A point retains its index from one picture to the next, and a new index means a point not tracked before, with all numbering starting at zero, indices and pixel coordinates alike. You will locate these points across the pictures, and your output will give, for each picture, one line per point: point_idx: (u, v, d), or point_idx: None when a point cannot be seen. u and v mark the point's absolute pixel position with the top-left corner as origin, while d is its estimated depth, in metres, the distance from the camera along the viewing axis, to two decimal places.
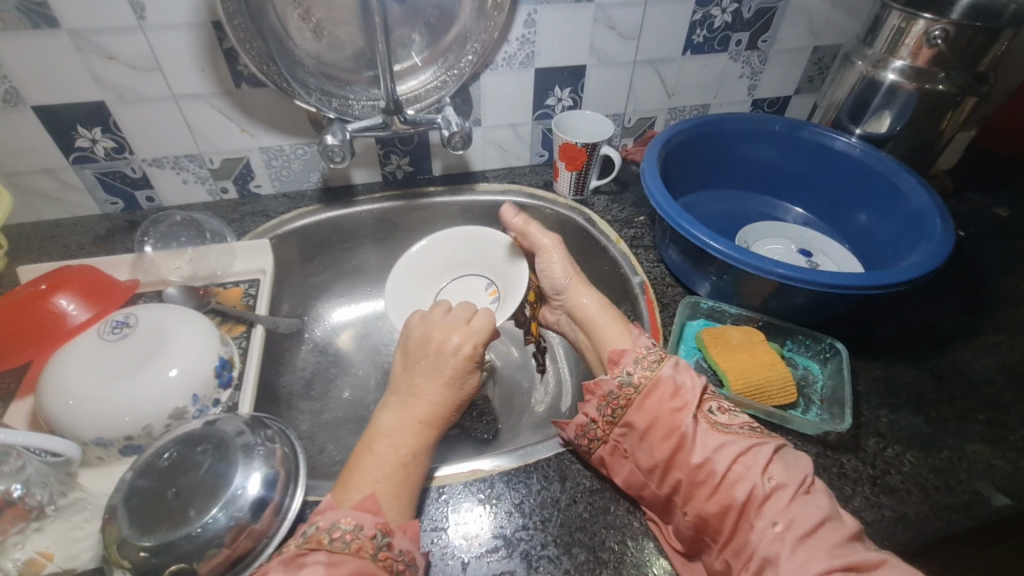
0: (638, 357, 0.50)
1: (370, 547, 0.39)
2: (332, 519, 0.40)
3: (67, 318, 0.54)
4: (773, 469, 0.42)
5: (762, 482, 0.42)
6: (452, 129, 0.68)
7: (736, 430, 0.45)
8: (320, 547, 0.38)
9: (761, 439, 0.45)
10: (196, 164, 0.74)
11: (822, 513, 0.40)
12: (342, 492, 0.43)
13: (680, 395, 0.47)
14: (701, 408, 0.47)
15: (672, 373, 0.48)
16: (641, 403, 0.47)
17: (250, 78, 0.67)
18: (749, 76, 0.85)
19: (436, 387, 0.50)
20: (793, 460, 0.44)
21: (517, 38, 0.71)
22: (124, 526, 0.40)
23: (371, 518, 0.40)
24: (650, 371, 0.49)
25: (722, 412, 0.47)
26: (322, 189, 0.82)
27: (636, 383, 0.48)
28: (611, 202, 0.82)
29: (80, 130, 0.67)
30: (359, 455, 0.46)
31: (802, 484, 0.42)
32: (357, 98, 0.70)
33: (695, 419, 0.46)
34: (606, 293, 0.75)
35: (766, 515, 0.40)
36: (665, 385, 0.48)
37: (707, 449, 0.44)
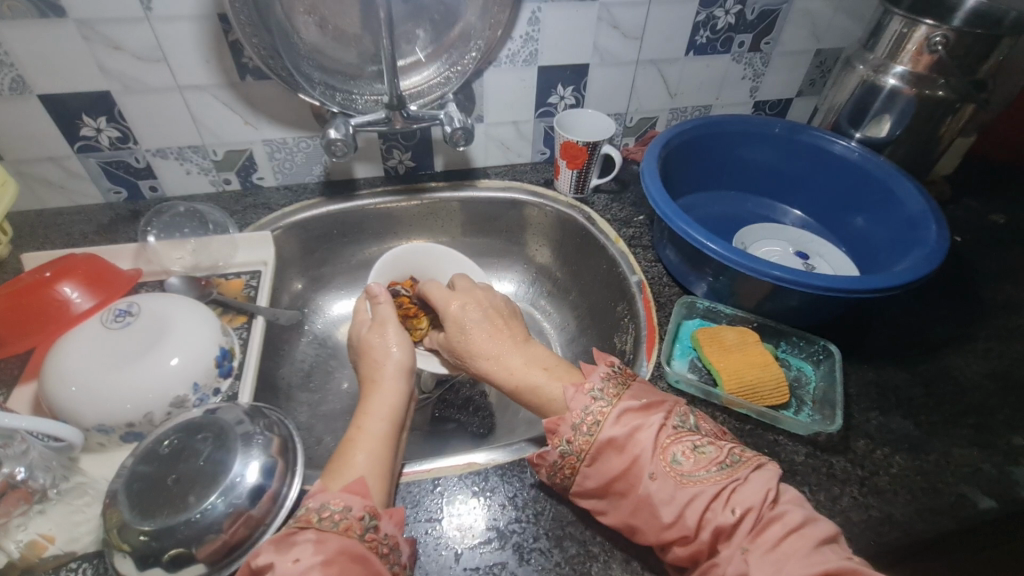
0: (575, 422, 0.46)
1: (358, 527, 0.39)
2: (322, 500, 0.40)
3: (71, 306, 0.54)
4: (739, 501, 0.40)
5: (727, 516, 0.40)
6: (455, 126, 0.68)
7: (701, 474, 0.42)
8: (310, 525, 0.38)
9: (727, 477, 0.42)
10: (199, 155, 0.75)
11: (790, 526, 0.38)
12: (329, 477, 0.43)
13: (626, 452, 0.43)
14: (660, 458, 0.43)
15: (611, 432, 0.44)
16: (589, 471, 0.44)
17: (255, 71, 0.68)
18: (751, 78, 0.85)
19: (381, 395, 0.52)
20: (760, 477, 0.42)
21: (521, 36, 0.72)
22: (124, 510, 0.40)
23: (360, 500, 0.41)
24: (590, 436, 0.45)
25: (686, 455, 0.43)
26: (325, 182, 0.82)
27: (578, 452, 0.45)
28: (611, 201, 0.82)
29: (85, 119, 0.67)
30: (348, 438, 0.47)
31: (768, 507, 0.40)
32: (360, 92, 0.70)
33: (649, 477, 0.42)
34: (605, 292, 0.76)
35: (735, 543, 0.39)
36: (608, 448, 0.44)
37: (669, 504, 0.41)
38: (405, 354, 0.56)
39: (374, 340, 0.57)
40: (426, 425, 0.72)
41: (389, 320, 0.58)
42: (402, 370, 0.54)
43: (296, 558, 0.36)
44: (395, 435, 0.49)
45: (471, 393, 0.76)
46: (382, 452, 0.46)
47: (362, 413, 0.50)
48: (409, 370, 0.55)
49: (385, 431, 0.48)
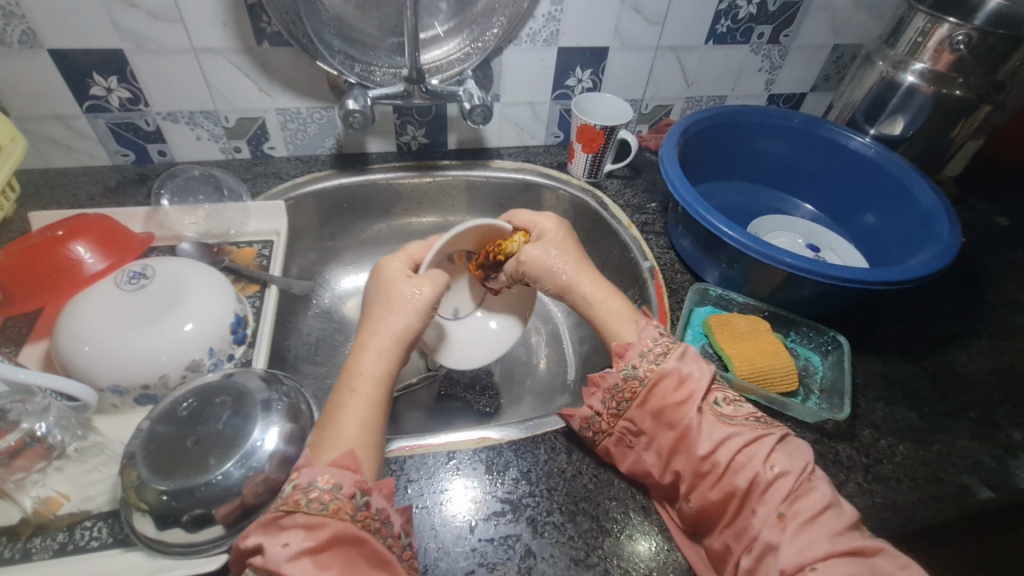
0: (644, 349, 0.49)
1: (348, 507, 0.38)
2: (309, 477, 0.39)
3: (82, 266, 0.54)
4: (777, 458, 0.42)
5: (764, 470, 0.41)
6: (474, 103, 0.68)
7: (742, 422, 0.45)
8: (297, 508, 0.38)
9: (765, 429, 0.44)
10: (211, 121, 0.74)
11: (825, 500, 0.39)
12: (321, 444, 0.42)
13: (685, 386, 0.46)
14: (707, 399, 0.46)
15: (678, 364, 0.47)
16: (647, 396, 0.47)
17: (272, 36, 0.66)
18: (768, 70, 0.85)
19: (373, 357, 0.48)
20: (795, 446, 0.43)
21: (543, 15, 0.71)
22: (142, 470, 0.40)
23: (351, 477, 0.40)
24: (655, 364, 0.47)
25: (728, 402, 0.46)
26: (336, 155, 0.81)
27: (641, 376, 0.47)
28: (624, 186, 0.82)
29: (95, 78, 0.66)
30: (337, 399, 0.45)
31: (806, 474, 0.41)
32: (379, 64, 0.69)
33: (699, 411, 0.45)
34: (616, 277, 0.76)
35: (768, 503, 0.40)
36: (669, 378, 0.46)
37: (711, 441, 0.43)
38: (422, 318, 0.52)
39: (402, 289, 0.52)
40: (432, 402, 0.72)
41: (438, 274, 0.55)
42: (404, 336, 0.50)
43: (286, 542, 0.36)
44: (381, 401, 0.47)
45: (478, 371, 0.77)
46: (374, 422, 0.45)
47: (355, 372, 0.47)
48: (405, 341, 0.50)
49: (378, 398, 0.46)
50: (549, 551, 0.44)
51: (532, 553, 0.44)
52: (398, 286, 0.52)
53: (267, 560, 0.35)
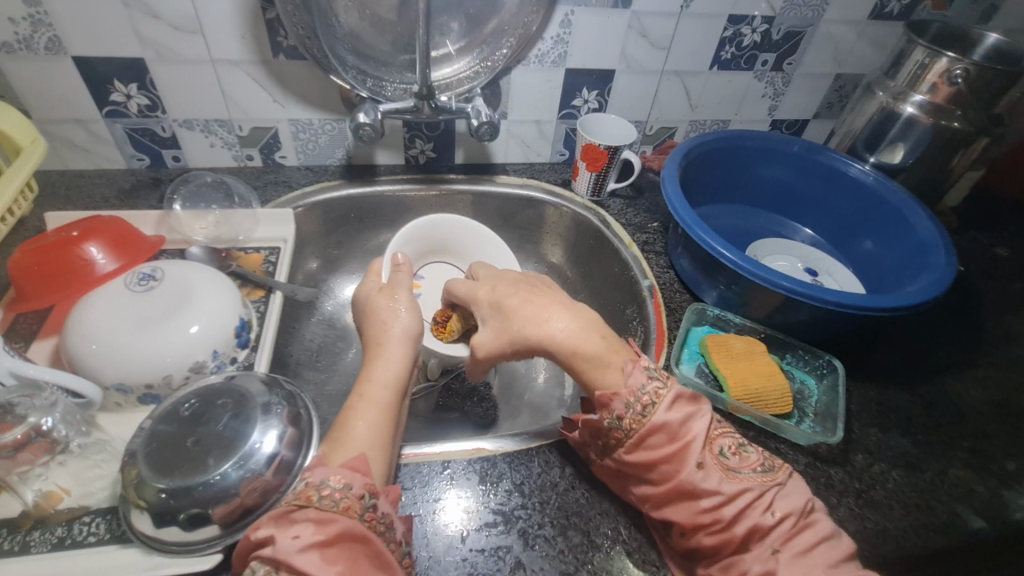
0: (631, 400, 0.44)
1: (358, 507, 0.39)
2: (321, 476, 0.40)
3: (94, 266, 0.55)
4: (780, 504, 0.41)
5: (765, 517, 0.40)
6: (481, 120, 0.70)
7: (747, 471, 0.42)
8: (309, 504, 0.37)
9: (770, 479, 0.42)
10: (225, 129, 0.76)
11: (819, 536, 0.40)
12: (333, 449, 0.43)
13: (679, 438, 0.42)
14: (711, 449, 0.43)
15: (668, 417, 0.43)
16: (636, 446, 0.43)
17: (288, 50, 0.69)
18: (771, 96, 0.87)
19: (398, 352, 0.52)
20: (794, 489, 0.43)
21: (552, 37, 0.73)
22: (143, 467, 0.41)
23: (361, 478, 0.40)
24: (643, 417, 0.43)
25: (733, 451, 0.43)
26: (345, 166, 0.83)
27: (627, 428, 0.44)
28: (626, 206, 0.84)
29: (115, 84, 0.68)
30: (348, 405, 0.47)
31: (803, 518, 0.40)
32: (391, 80, 0.71)
33: (697, 466, 0.42)
34: (616, 294, 0.77)
35: (767, 543, 0.40)
36: (661, 432, 0.43)
37: (713, 494, 0.41)
38: (413, 321, 0.55)
39: (383, 304, 0.56)
40: (428, 413, 0.73)
41: (401, 289, 0.58)
42: (407, 337, 0.53)
43: (296, 535, 0.36)
44: (396, 404, 0.49)
45: (476, 382, 0.77)
46: (383, 423, 0.46)
47: (366, 378, 0.49)
48: (413, 339, 0.54)
49: (387, 400, 0.48)
50: (539, 564, 0.45)
51: (522, 565, 0.45)
52: (375, 303, 0.56)
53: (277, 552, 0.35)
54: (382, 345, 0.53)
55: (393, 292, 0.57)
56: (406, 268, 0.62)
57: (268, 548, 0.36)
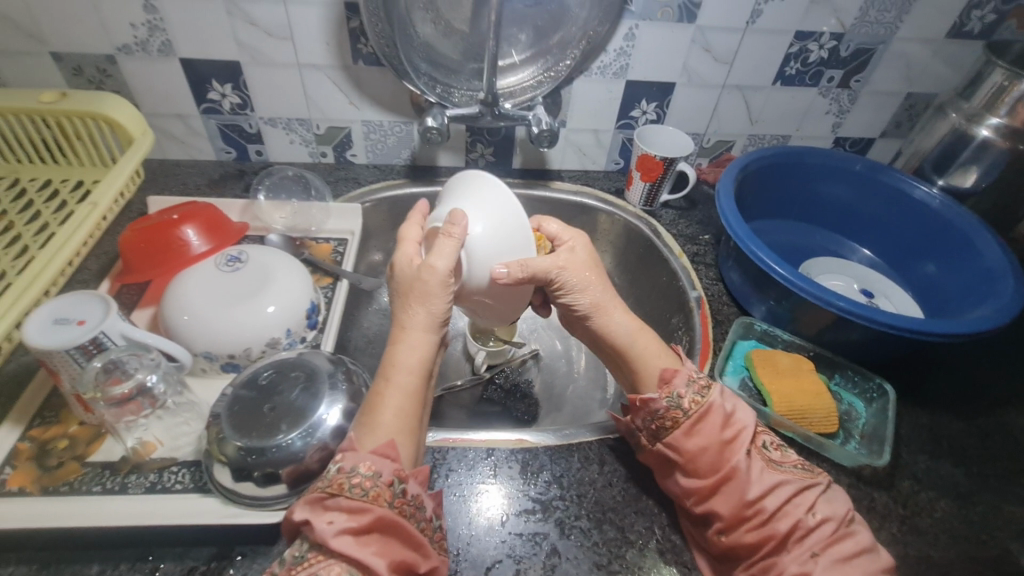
0: (690, 378, 0.49)
1: (387, 495, 0.41)
2: (352, 462, 0.42)
3: (189, 247, 0.62)
4: (820, 506, 0.44)
5: (806, 517, 0.43)
6: (542, 128, 0.73)
7: (788, 468, 0.47)
8: (340, 492, 0.40)
9: (812, 478, 0.46)
10: (304, 128, 0.82)
11: (860, 546, 0.42)
12: (362, 430, 0.44)
13: (732, 426, 0.47)
14: (755, 443, 0.48)
15: (722, 402, 0.48)
16: (689, 428, 0.47)
17: (367, 56, 0.74)
18: (836, 113, 0.86)
19: (420, 336, 0.49)
20: (835, 497, 0.46)
21: (615, 49, 0.76)
22: (224, 427, 0.46)
23: (390, 465, 0.42)
24: (701, 398, 0.48)
25: (774, 448, 0.48)
26: (410, 166, 0.88)
27: (684, 408, 0.48)
28: (678, 217, 0.85)
29: (213, 84, 0.75)
30: (375, 390, 0.47)
31: (843, 523, 0.43)
32: (458, 87, 0.75)
33: (747, 455, 0.46)
34: (663, 304, 0.78)
35: (806, 544, 0.43)
36: (715, 415, 0.47)
37: (757, 486, 0.45)
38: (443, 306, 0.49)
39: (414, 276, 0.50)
40: (473, 405, 0.77)
41: (436, 296, 0.49)
42: (433, 322, 0.49)
43: (330, 521, 0.39)
44: (422, 389, 0.48)
45: (519, 379, 0.80)
46: (410, 412, 0.46)
47: (390, 362, 0.48)
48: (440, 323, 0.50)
49: (412, 387, 0.47)
50: (573, 553, 0.47)
51: (558, 552, 0.47)
52: (406, 272, 0.51)
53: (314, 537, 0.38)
54: (402, 326, 0.49)
55: (427, 298, 0.49)
56: (414, 244, 0.53)
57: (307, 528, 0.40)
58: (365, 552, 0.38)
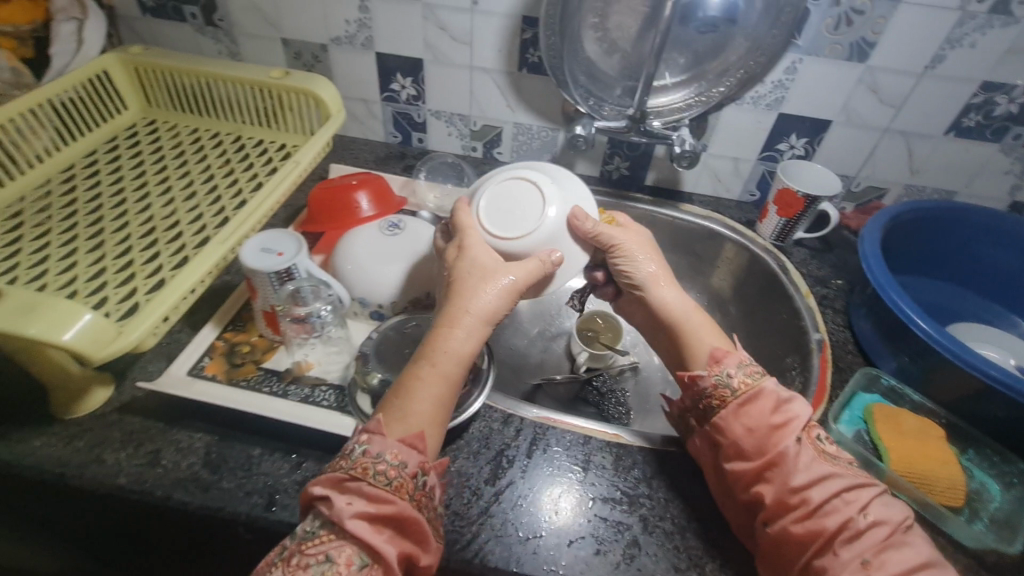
0: (742, 361, 0.52)
1: (409, 487, 0.43)
2: (379, 448, 0.43)
3: (360, 210, 0.72)
4: (873, 508, 0.44)
5: (858, 517, 0.43)
6: (684, 149, 0.75)
7: (839, 464, 0.47)
8: (364, 477, 0.42)
9: (866, 479, 0.47)
10: (463, 123, 0.91)
11: (917, 558, 0.42)
12: (393, 415, 0.46)
13: (783, 412, 0.49)
14: (809, 433, 0.49)
15: (775, 388, 0.51)
16: (739, 408, 0.50)
17: (532, 65, 0.81)
18: (1017, 174, 0.78)
19: (472, 324, 0.50)
20: (893, 502, 0.46)
21: (773, 81, 0.76)
22: (370, 361, 0.57)
23: (416, 456, 0.44)
24: (753, 380, 0.51)
25: (829, 443, 0.49)
26: (548, 169, 0.94)
27: (735, 388, 0.51)
28: (810, 257, 0.82)
29: (398, 76, 0.87)
30: (414, 371, 0.48)
31: (897, 528, 0.43)
32: (610, 102, 0.79)
33: (796, 441, 0.47)
34: (779, 341, 0.76)
35: (855, 548, 0.42)
36: (766, 399, 0.50)
37: (804, 475, 0.46)
38: (498, 303, 0.51)
39: (483, 258, 0.54)
40: (569, 400, 0.80)
41: (487, 285, 0.51)
42: (486, 316, 0.51)
43: (349, 501, 0.41)
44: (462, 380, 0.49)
45: (616, 386, 0.83)
46: (445, 396, 0.47)
47: (432, 345, 0.49)
48: (489, 320, 0.51)
49: (455, 373, 0.48)
50: (654, 549, 0.49)
51: (638, 545, 0.49)
52: (474, 257, 0.54)
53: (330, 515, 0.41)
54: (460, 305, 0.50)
55: (478, 290, 0.51)
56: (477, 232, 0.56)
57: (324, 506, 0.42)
58: (376, 538, 0.41)
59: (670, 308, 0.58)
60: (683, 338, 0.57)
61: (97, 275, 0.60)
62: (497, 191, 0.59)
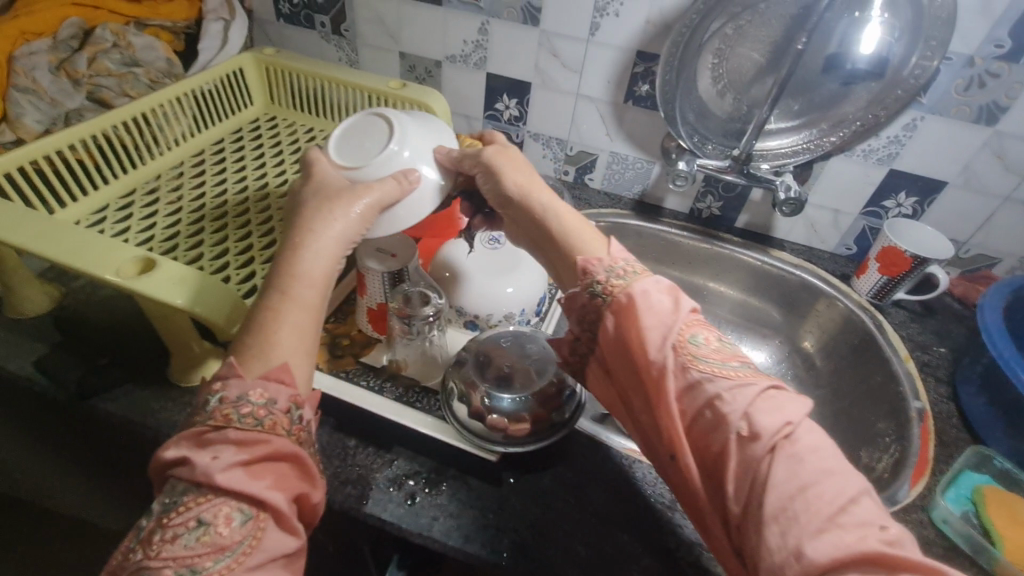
0: (610, 265, 0.47)
1: (284, 422, 0.40)
2: (238, 391, 0.40)
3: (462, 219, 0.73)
4: (757, 409, 0.36)
5: (731, 425, 0.36)
6: (789, 195, 0.74)
7: (714, 362, 0.40)
8: (228, 423, 0.38)
9: (751, 376, 0.39)
10: (559, 147, 0.93)
11: (795, 472, 0.33)
12: (251, 354, 0.43)
13: (654, 314, 0.42)
14: (683, 335, 0.41)
15: (639, 284, 0.44)
16: (621, 322, 0.44)
17: (638, 98, 0.83)
18: None
19: (326, 238, 0.48)
20: (782, 399, 0.38)
21: (888, 136, 0.75)
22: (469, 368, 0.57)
23: (285, 393, 0.41)
24: (621, 280, 0.45)
25: (710, 343, 0.41)
26: (637, 200, 0.95)
27: (605, 295, 0.46)
28: (910, 320, 0.79)
29: (504, 97, 0.91)
30: (268, 303, 0.44)
31: (780, 439, 0.35)
32: (713, 140, 0.79)
33: (687, 363, 0.40)
34: (870, 403, 0.73)
35: (716, 458, 0.37)
36: (622, 294, 0.44)
37: (677, 390, 0.39)
38: (356, 225, 0.50)
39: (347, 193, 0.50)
40: None
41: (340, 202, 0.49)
42: (344, 241, 0.49)
43: (217, 454, 0.37)
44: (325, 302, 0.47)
45: None
46: (306, 326, 0.44)
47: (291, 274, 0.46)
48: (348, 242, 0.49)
49: (314, 300, 0.46)
50: None
51: None
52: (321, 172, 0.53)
53: (196, 472, 0.36)
54: (308, 225, 0.48)
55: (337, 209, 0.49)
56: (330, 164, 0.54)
57: (183, 468, 0.37)
58: (259, 485, 0.37)
59: (557, 213, 0.54)
60: (563, 241, 0.52)
61: (220, 254, 0.64)
62: (360, 136, 0.56)
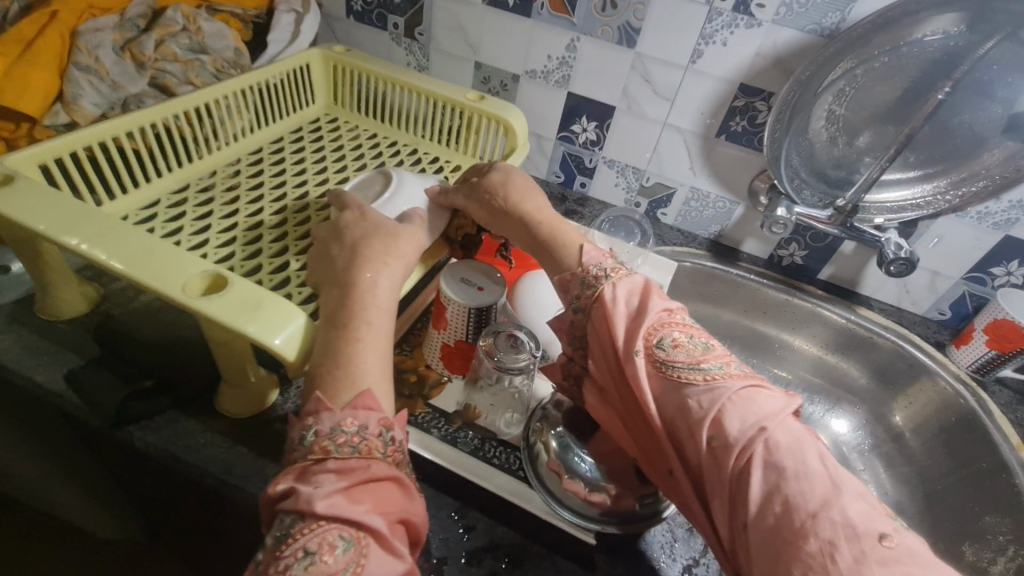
0: (584, 278, 0.50)
1: (378, 446, 0.37)
2: (331, 422, 0.37)
3: None
4: (730, 415, 0.38)
5: (710, 437, 0.38)
6: (898, 253, 0.68)
7: (691, 369, 0.41)
8: (327, 455, 0.36)
9: (726, 378, 0.40)
10: (635, 177, 0.87)
11: (775, 475, 0.35)
12: (337, 381, 0.40)
13: (632, 328, 0.45)
14: (650, 342, 0.44)
15: (610, 292, 0.48)
16: (599, 334, 0.47)
17: (733, 134, 0.77)
18: None
19: (394, 263, 0.48)
20: (760, 399, 0.39)
21: (1011, 200, 0.68)
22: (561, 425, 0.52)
23: (375, 415, 0.38)
24: (592, 292, 0.49)
25: (674, 344, 0.43)
26: (712, 241, 0.88)
27: (585, 309, 0.49)
28: (1016, 401, 0.72)
29: (582, 119, 0.85)
30: (348, 333, 0.42)
31: (753, 440, 0.37)
32: (813, 187, 0.73)
33: (660, 372, 0.42)
34: (977, 494, 0.66)
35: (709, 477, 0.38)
36: (602, 308, 0.47)
37: (657, 405, 0.42)
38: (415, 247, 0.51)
39: (401, 232, 0.50)
40: None
41: (403, 242, 0.50)
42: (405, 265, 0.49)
43: (318, 485, 0.35)
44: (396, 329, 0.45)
45: None
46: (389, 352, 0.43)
47: (363, 299, 0.44)
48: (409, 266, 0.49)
49: (388, 327, 0.44)
50: None
51: None
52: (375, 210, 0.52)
53: (299, 506, 0.34)
54: (381, 260, 0.47)
55: (401, 254, 0.49)
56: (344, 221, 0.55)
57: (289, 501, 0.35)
58: (359, 510, 0.34)
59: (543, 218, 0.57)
60: (553, 245, 0.55)
61: (280, 267, 0.58)
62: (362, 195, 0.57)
